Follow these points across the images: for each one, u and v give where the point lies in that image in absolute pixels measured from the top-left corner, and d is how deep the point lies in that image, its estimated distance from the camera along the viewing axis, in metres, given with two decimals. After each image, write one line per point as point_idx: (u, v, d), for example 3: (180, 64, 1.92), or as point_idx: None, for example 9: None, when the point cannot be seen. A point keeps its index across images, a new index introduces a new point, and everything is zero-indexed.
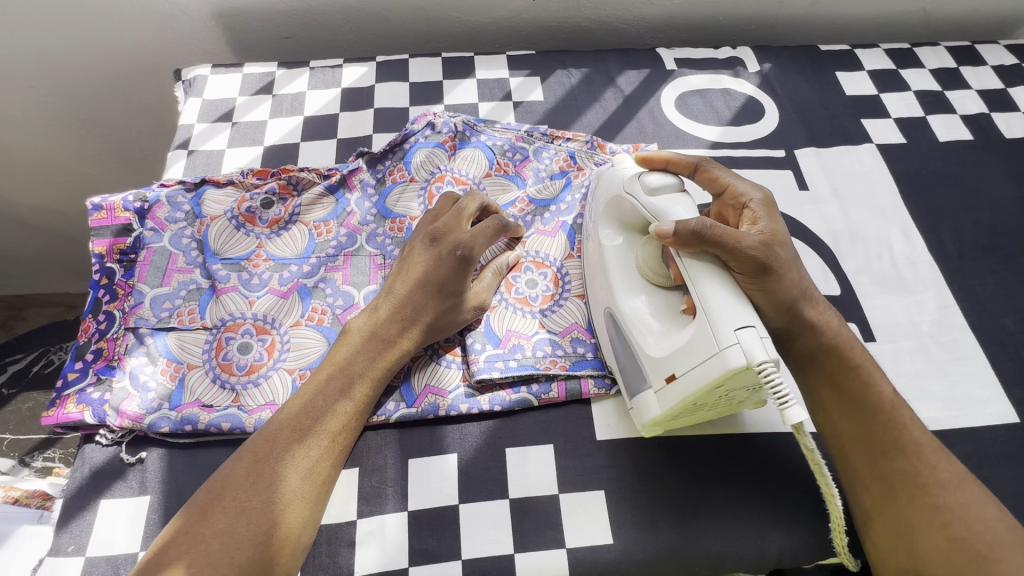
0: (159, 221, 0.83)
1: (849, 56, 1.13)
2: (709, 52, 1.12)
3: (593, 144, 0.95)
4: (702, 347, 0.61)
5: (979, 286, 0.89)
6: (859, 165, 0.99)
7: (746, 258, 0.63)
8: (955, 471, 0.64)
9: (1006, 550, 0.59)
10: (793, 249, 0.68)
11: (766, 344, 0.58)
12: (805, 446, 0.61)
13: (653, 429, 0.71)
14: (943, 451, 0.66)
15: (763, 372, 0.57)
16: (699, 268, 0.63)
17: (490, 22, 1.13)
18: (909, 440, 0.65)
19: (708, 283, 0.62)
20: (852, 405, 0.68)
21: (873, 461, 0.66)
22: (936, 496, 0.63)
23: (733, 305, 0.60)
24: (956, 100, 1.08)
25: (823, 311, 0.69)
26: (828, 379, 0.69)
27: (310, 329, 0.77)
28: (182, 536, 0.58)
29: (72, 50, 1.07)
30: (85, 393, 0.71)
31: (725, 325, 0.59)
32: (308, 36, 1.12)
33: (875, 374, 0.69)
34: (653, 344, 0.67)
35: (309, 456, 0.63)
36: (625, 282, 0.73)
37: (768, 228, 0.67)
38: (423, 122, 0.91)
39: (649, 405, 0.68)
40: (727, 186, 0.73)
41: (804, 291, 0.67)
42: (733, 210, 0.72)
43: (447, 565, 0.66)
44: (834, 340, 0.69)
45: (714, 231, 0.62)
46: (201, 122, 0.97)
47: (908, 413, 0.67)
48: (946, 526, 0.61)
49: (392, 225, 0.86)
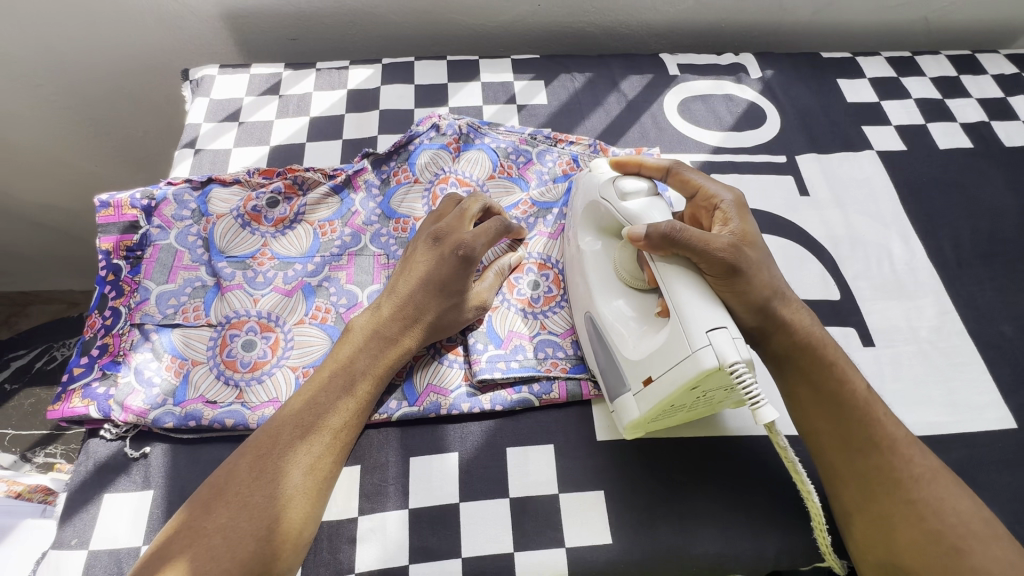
0: (166, 219, 0.84)
1: (850, 63, 1.14)
2: (711, 58, 1.13)
3: (596, 148, 0.95)
4: (676, 350, 0.61)
5: (978, 292, 0.90)
6: (859, 171, 1.00)
7: (716, 260, 0.63)
8: (930, 465, 0.65)
9: (979, 541, 0.60)
10: (764, 250, 0.69)
11: (739, 345, 0.59)
12: (777, 444, 0.64)
13: (634, 433, 0.71)
14: (918, 445, 0.66)
15: (736, 373, 0.58)
16: (672, 272, 0.64)
17: (495, 26, 1.14)
18: (884, 436, 0.66)
19: (681, 287, 0.63)
20: (826, 404, 0.68)
21: (849, 459, 0.66)
22: (911, 490, 0.63)
23: (707, 308, 0.61)
24: (956, 109, 1.09)
25: (797, 311, 0.70)
26: (805, 375, 0.69)
27: (313, 328, 0.78)
28: (185, 530, 0.59)
29: (81, 49, 1.08)
30: (91, 387, 0.72)
31: (697, 327, 0.60)
32: (315, 37, 1.13)
33: (850, 371, 0.69)
34: (631, 347, 0.68)
35: (311, 452, 0.64)
36: (603, 286, 0.73)
37: (738, 230, 0.69)
38: (428, 124, 0.93)
39: (629, 408, 0.68)
40: (699, 188, 0.73)
41: (775, 290, 0.68)
42: (706, 211, 0.73)
43: (447, 562, 0.67)
44: (806, 338, 0.69)
45: (685, 234, 0.62)
46: (208, 122, 0.98)
47: (882, 408, 0.68)
48: (923, 519, 0.62)
49: (396, 225, 0.86)
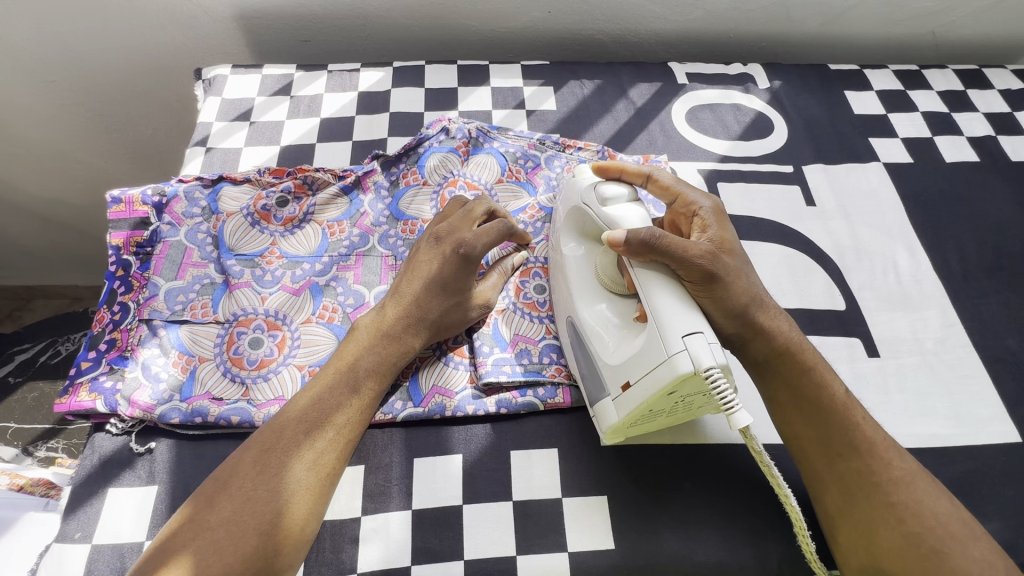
0: (176, 216, 0.85)
1: (858, 75, 1.15)
2: (720, 69, 1.14)
3: (604, 154, 0.96)
4: (652, 354, 0.61)
5: (983, 306, 0.90)
6: (866, 182, 1.01)
7: (694, 267, 0.63)
8: (909, 467, 0.65)
9: (959, 542, 0.61)
10: (742, 258, 0.70)
11: (715, 349, 0.59)
12: (752, 448, 0.65)
13: (614, 438, 0.71)
14: (897, 449, 0.67)
15: (710, 378, 0.58)
16: (651, 277, 0.63)
17: (505, 31, 1.15)
18: (863, 438, 0.66)
19: (658, 291, 0.62)
20: (808, 408, 0.68)
21: (832, 465, 0.66)
22: (891, 493, 0.63)
23: (683, 312, 0.61)
24: (964, 123, 1.09)
25: (775, 317, 0.70)
26: (786, 381, 0.69)
27: (320, 327, 0.78)
28: (189, 524, 0.58)
29: (97, 49, 1.10)
30: (98, 381, 0.72)
31: (674, 331, 0.59)
32: (327, 39, 1.14)
33: (828, 375, 0.69)
34: (610, 351, 0.68)
35: (315, 448, 0.64)
36: (585, 290, 0.74)
37: (717, 237, 0.69)
38: (438, 128, 0.93)
39: (607, 412, 0.68)
40: (678, 195, 0.73)
41: (754, 297, 0.68)
42: (684, 218, 0.73)
43: (449, 564, 0.66)
44: (785, 345, 0.69)
45: (664, 240, 0.62)
46: (220, 121, 0.99)
47: (861, 412, 0.68)
48: (903, 522, 0.62)
49: (404, 227, 0.87)
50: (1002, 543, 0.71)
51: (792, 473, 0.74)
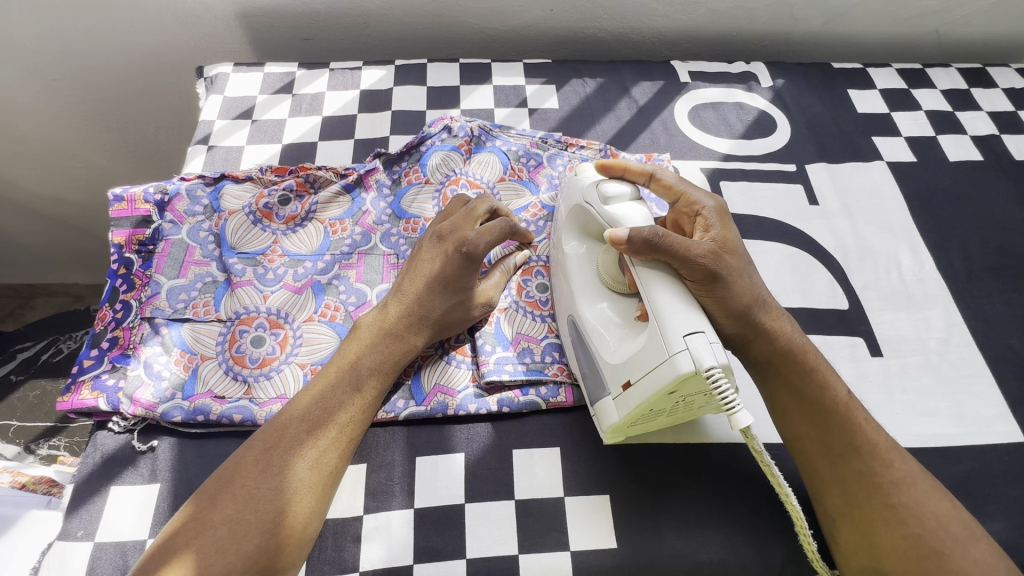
0: (178, 214, 0.85)
1: (861, 74, 1.15)
2: (723, 67, 1.13)
3: (606, 152, 0.96)
4: (653, 353, 0.61)
5: (987, 304, 0.90)
6: (869, 181, 1.00)
7: (696, 267, 0.63)
8: (910, 468, 0.65)
9: (959, 544, 0.60)
10: (745, 258, 0.69)
11: (716, 349, 0.59)
12: (754, 447, 0.64)
13: (614, 437, 0.70)
14: (897, 450, 0.67)
15: (712, 377, 0.57)
16: (652, 276, 0.63)
17: (508, 30, 1.15)
18: (864, 439, 0.66)
19: (659, 291, 0.62)
20: (809, 408, 0.68)
21: (833, 466, 0.66)
22: (892, 494, 0.63)
23: (685, 311, 0.60)
24: (967, 122, 1.09)
25: (777, 317, 0.70)
26: (787, 380, 0.69)
27: (322, 325, 0.78)
28: (191, 523, 0.58)
29: (99, 48, 1.10)
30: (101, 379, 0.72)
31: (675, 331, 0.59)
32: (328, 37, 1.14)
33: (830, 376, 0.69)
34: (611, 350, 0.68)
35: (317, 447, 0.64)
36: (586, 290, 0.74)
37: (719, 237, 0.69)
38: (440, 126, 0.93)
39: (609, 412, 0.68)
40: (681, 194, 0.73)
41: (756, 298, 0.67)
42: (687, 217, 0.73)
43: (451, 563, 0.66)
44: (787, 345, 0.69)
45: (666, 240, 0.62)
46: (222, 119, 0.99)
47: (862, 412, 0.68)
48: (903, 524, 0.62)
49: (406, 225, 0.86)
50: (1004, 543, 0.71)
51: (794, 473, 0.74)
